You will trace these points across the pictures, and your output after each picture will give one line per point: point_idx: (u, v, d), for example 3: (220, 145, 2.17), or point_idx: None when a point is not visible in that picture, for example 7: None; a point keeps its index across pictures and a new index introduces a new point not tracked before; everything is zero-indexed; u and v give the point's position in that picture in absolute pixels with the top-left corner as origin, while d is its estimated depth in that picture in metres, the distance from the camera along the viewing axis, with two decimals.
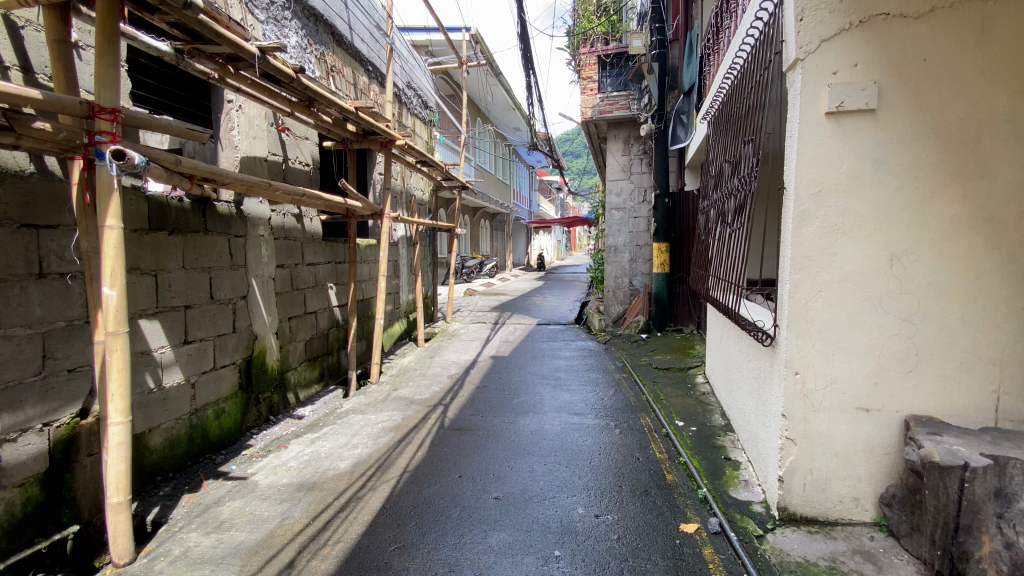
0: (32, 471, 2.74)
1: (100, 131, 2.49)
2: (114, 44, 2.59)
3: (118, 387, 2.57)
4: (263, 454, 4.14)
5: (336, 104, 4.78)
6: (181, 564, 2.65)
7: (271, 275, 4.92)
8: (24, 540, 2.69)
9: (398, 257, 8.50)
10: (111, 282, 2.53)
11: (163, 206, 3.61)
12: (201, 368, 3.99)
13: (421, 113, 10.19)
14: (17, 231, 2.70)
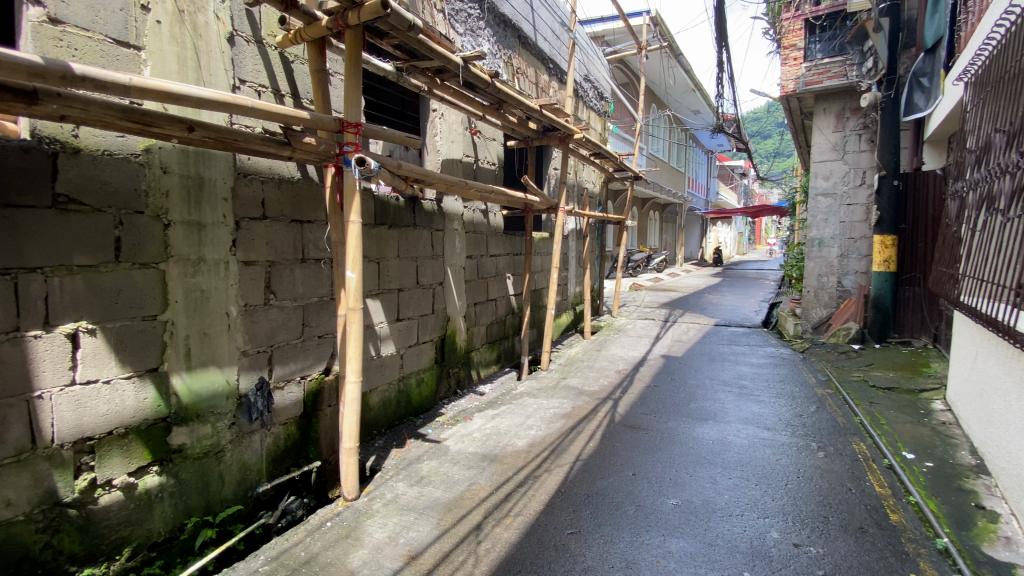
0: (292, 413, 3.52)
1: (347, 143, 3.06)
2: (358, 69, 3.12)
3: (354, 351, 3.14)
4: (452, 422, 4.64)
5: (524, 103, 5.04)
6: (393, 507, 3.13)
7: (462, 264, 5.45)
8: (285, 467, 3.47)
9: (569, 250, 8.66)
10: (353, 267, 3.08)
11: (384, 204, 4.25)
12: (408, 342, 4.62)
13: (597, 105, 10.14)
14: (289, 225, 3.45)
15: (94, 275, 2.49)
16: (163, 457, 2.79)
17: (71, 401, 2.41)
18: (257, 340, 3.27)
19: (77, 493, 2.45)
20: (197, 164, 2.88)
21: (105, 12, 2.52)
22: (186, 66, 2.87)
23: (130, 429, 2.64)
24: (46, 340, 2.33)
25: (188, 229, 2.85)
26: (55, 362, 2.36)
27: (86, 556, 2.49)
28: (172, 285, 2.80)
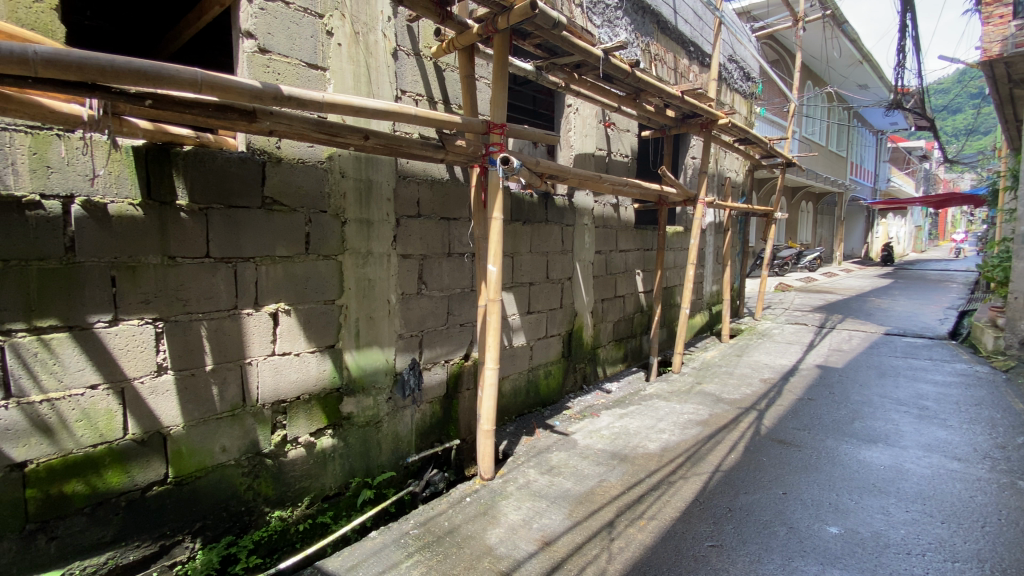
0: (436, 394, 3.84)
1: (493, 143, 3.22)
2: (505, 71, 3.27)
3: (493, 340, 3.30)
4: (580, 417, 4.66)
5: (664, 91, 4.82)
6: (526, 492, 3.26)
7: (592, 260, 5.42)
8: (429, 442, 3.81)
9: (706, 245, 8.11)
10: (494, 261, 3.24)
11: (519, 201, 4.40)
12: (537, 334, 4.74)
13: (742, 87, 9.31)
14: (438, 222, 3.74)
15: (290, 264, 2.94)
16: (336, 422, 3.24)
17: (272, 369, 2.90)
18: (410, 325, 3.61)
19: (273, 445, 2.95)
20: (366, 168, 3.26)
21: (300, 40, 2.96)
22: (360, 81, 3.25)
23: (312, 395, 3.10)
24: (256, 317, 2.82)
25: (359, 226, 3.25)
26: (262, 336, 2.85)
27: (278, 498, 2.98)
28: (346, 274, 3.21)
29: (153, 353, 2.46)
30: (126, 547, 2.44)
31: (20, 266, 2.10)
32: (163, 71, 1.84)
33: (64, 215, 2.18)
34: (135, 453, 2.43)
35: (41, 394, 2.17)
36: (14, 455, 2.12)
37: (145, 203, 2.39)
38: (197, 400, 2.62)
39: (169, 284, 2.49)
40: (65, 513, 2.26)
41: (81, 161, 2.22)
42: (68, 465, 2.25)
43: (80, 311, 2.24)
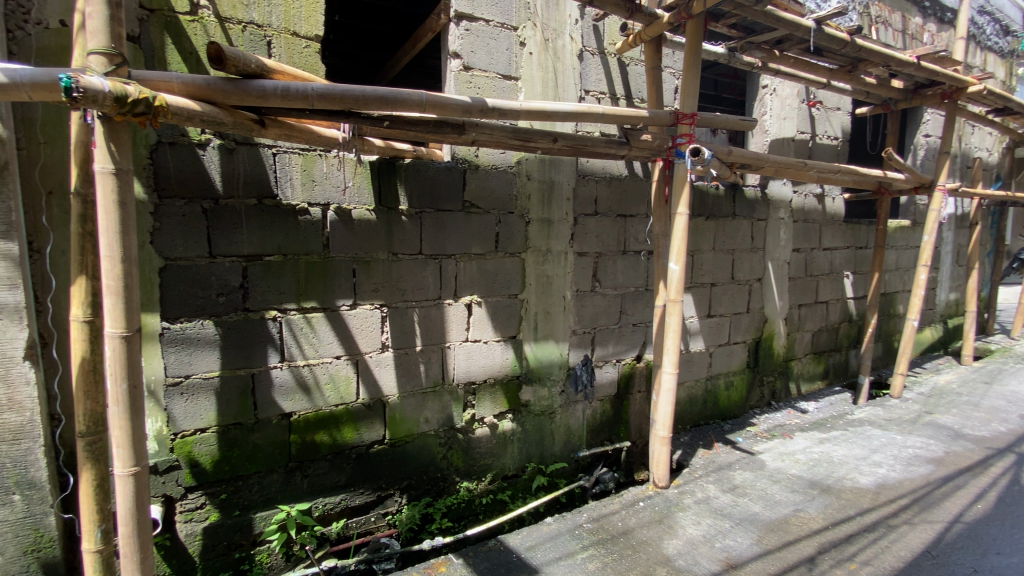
0: (608, 393, 3.84)
1: (681, 134, 3.06)
2: (698, 57, 3.07)
3: (673, 342, 3.14)
4: (768, 436, 4.20)
5: (893, 57, 4.03)
6: (706, 508, 3.07)
7: (787, 259, 4.81)
8: (600, 440, 3.83)
9: (942, 243, 6.58)
10: (677, 259, 3.09)
11: (703, 195, 4.12)
12: (718, 340, 4.40)
13: (1003, 41, 7.30)
14: (616, 219, 3.72)
15: (482, 261, 3.22)
16: (516, 407, 3.46)
17: (465, 353, 3.22)
18: (585, 322, 3.66)
19: (463, 422, 3.27)
20: (551, 169, 3.39)
21: (497, 53, 3.20)
22: (547, 85, 3.39)
23: (497, 380, 3.36)
24: (454, 307, 3.15)
25: (542, 224, 3.40)
26: (457, 323, 3.18)
27: (466, 471, 3.30)
28: (529, 270, 3.40)
29: (377, 333, 2.92)
30: (354, 492, 2.95)
31: (293, 258, 2.65)
32: (398, 96, 2.15)
33: (321, 218, 2.70)
34: (362, 415, 2.92)
35: (303, 360, 2.72)
36: (285, 406, 2.70)
37: (376, 208, 2.84)
38: (407, 375, 3.04)
39: (391, 276, 2.92)
40: (315, 457, 2.81)
41: (334, 174, 2.71)
42: (318, 418, 2.79)
43: (330, 296, 2.76)
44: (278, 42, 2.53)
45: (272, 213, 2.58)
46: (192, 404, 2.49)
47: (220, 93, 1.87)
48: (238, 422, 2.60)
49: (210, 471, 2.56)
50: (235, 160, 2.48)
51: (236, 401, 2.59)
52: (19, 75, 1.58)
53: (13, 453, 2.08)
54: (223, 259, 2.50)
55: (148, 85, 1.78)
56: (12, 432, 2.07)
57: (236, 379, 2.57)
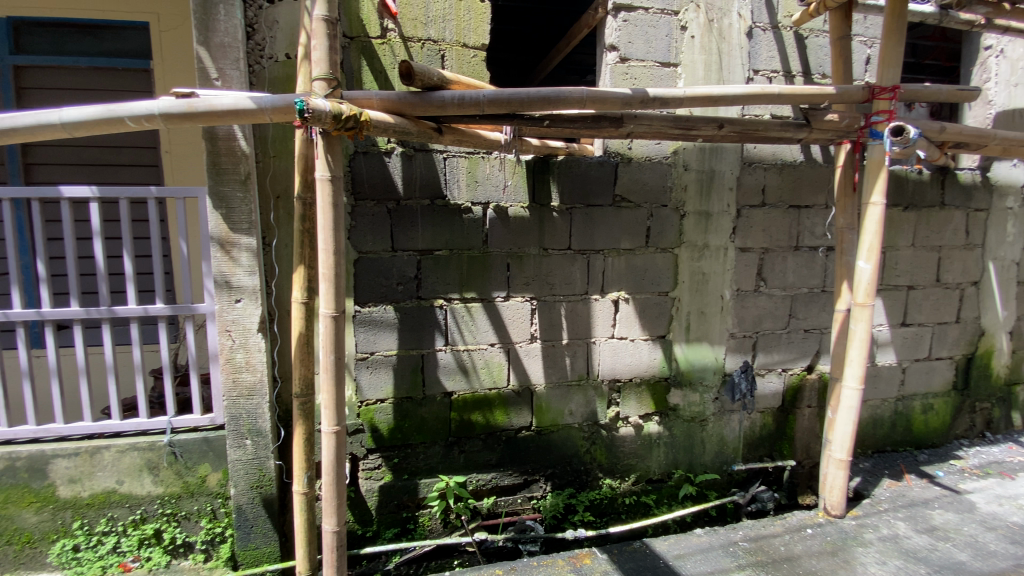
0: (770, 404, 3.50)
1: (877, 112, 2.64)
2: (903, 19, 2.61)
3: (858, 353, 2.73)
4: (981, 474, 3.46)
5: None
6: (893, 547, 2.65)
7: (1017, 259, 3.87)
8: (758, 455, 3.53)
9: None
10: (868, 256, 2.68)
11: (901, 181, 3.51)
12: (914, 354, 3.73)
13: None
14: (787, 211, 3.35)
15: (633, 256, 3.15)
16: (664, 410, 3.34)
17: (611, 350, 3.19)
18: (746, 325, 3.37)
19: (608, 419, 3.25)
20: (711, 159, 3.18)
21: (656, 40, 3.08)
22: (710, 69, 3.18)
23: (644, 380, 3.28)
24: (602, 302, 3.14)
25: (700, 218, 3.21)
26: (606, 319, 3.16)
27: (609, 468, 3.29)
28: (682, 267, 3.24)
29: (527, 324, 3.04)
30: (504, 473, 3.12)
31: (457, 252, 2.89)
32: (561, 94, 2.20)
33: (483, 216, 2.90)
34: (513, 401, 3.08)
35: (463, 345, 2.96)
36: (447, 385, 2.96)
37: (530, 205, 2.95)
38: (555, 367, 3.12)
39: (543, 270, 3.02)
40: (471, 435, 3.04)
41: (494, 175, 2.88)
42: (474, 400, 3.02)
43: (488, 287, 2.95)
44: (451, 54, 2.76)
45: (441, 211, 2.84)
46: (375, 376, 2.86)
47: (408, 106, 2.12)
48: (409, 396, 2.92)
49: (386, 436, 2.91)
50: (413, 166, 2.78)
51: (408, 376, 2.91)
52: (265, 102, 1.96)
53: (248, 405, 2.58)
54: (402, 252, 2.82)
55: (354, 102, 2.07)
56: (249, 388, 2.58)
57: (409, 358, 2.89)
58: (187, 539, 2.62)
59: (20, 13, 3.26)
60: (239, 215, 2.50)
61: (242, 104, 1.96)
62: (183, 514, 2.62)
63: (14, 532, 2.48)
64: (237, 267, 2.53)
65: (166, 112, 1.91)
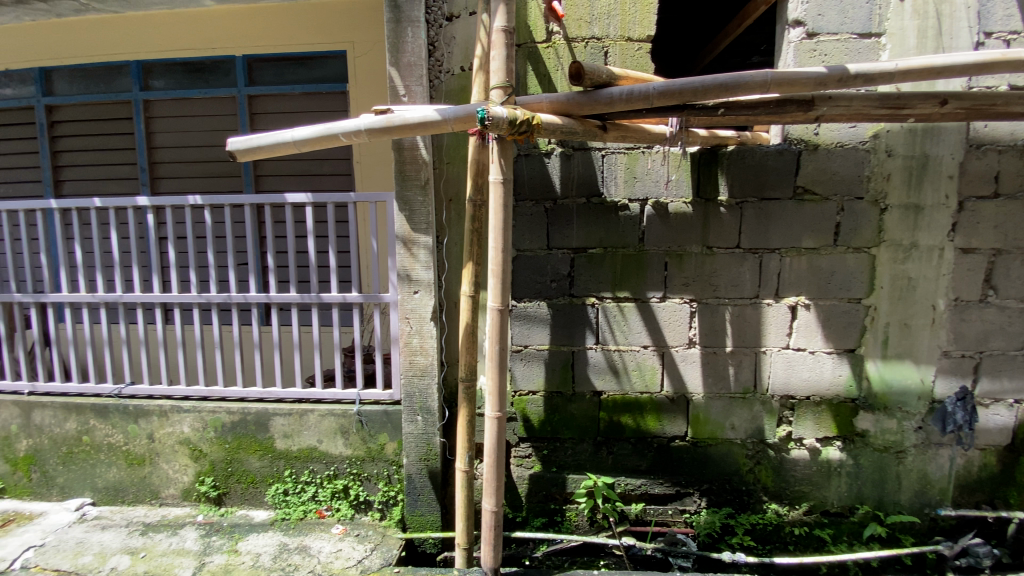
0: (996, 441, 2.84)
1: None
2: None
3: None
4: None
5: None
6: None
7: None
8: (974, 501, 2.90)
9: None
10: None
11: None
12: None
13: None
14: None
15: (815, 257, 2.79)
16: (848, 435, 2.91)
17: (784, 362, 2.87)
18: (964, 342, 2.78)
19: (776, 438, 2.94)
20: (922, 142, 2.67)
21: (852, 10, 2.69)
22: (925, 38, 2.68)
23: (824, 399, 2.89)
24: (774, 308, 2.83)
25: (904, 213, 2.73)
26: (778, 327, 2.85)
27: (774, 491, 2.97)
28: (880, 270, 2.77)
29: (686, 327, 2.88)
30: (654, 481, 3.01)
31: (612, 251, 2.85)
32: (739, 81, 2.03)
33: (641, 213, 2.81)
34: (667, 407, 2.95)
35: (615, 345, 2.92)
36: (597, 384, 2.95)
37: (694, 201, 2.79)
38: (715, 376, 2.91)
39: (704, 270, 2.83)
40: (620, 437, 2.99)
41: (655, 170, 2.77)
42: (625, 401, 2.96)
43: (643, 287, 2.86)
44: (615, 50, 2.73)
45: (599, 209, 2.82)
46: (528, 369, 2.96)
47: (576, 106, 2.15)
48: (559, 391, 2.97)
49: (536, 428, 3.00)
50: (572, 165, 2.80)
51: (559, 371, 2.95)
52: (449, 114, 2.17)
53: (420, 384, 2.86)
54: (557, 250, 2.87)
55: (525, 106, 2.17)
56: (422, 369, 2.86)
57: (560, 353, 2.94)
58: (368, 497, 2.94)
59: (257, 53, 4.03)
60: (419, 217, 2.79)
61: (430, 117, 2.18)
62: (365, 475, 2.94)
63: (243, 473, 2.95)
64: (416, 262, 2.82)
65: (369, 128, 2.21)
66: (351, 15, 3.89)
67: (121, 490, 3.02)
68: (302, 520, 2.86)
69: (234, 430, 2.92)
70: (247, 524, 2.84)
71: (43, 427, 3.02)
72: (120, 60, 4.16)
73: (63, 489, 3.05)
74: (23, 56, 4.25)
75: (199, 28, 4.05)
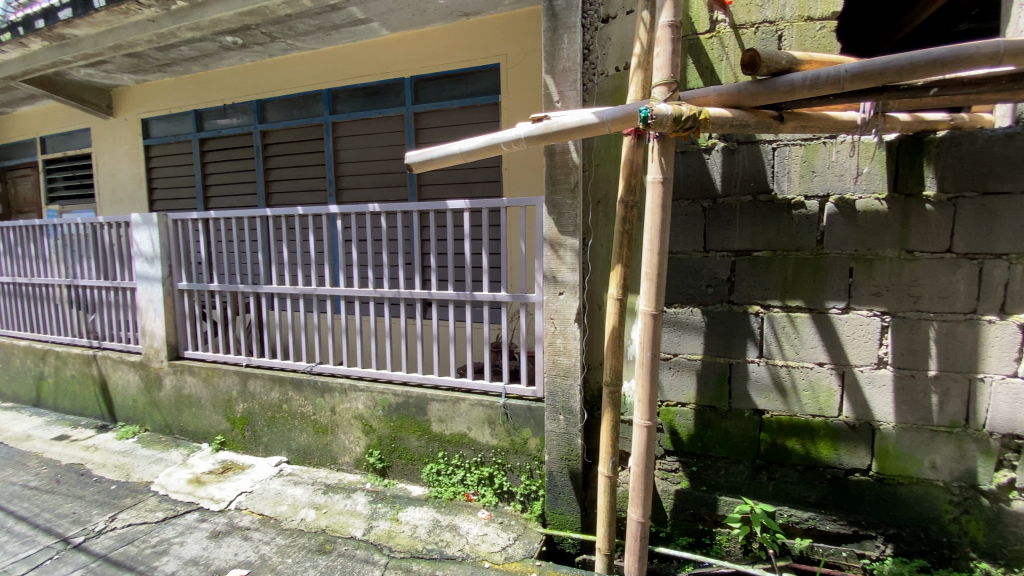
0: None
1: None
2: None
3: None
4: None
5: None
6: None
7: None
8: None
9: None
10: None
11: None
12: None
13: None
14: None
15: None
16: None
17: (1012, 393, 2.33)
18: None
19: (997, 486, 2.40)
20: None
21: None
22: None
23: None
24: (999, 326, 2.32)
25: None
26: (1004, 350, 2.33)
27: (990, 551, 2.43)
28: None
29: (873, 345, 2.49)
30: (824, 517, 2.66)
31: (781, 254, 2.59)
32: (963, 54, 1.69)
33: (819, 212, 2.51)
34: (844, 435, 2.58)
35: (782, 360, 2.64)
36: (757, 402, 2.70)
37: (890, 197, 2.41)
38: (912, 404, 2.47)
39: (903, 279, 2.43)
40: (784, 463, 2.69)
41: (840, 163, 2.45)
42: (792, 424, 2.66)
43: (820, 296, 2.55)
44: (790, 32, 2.48)
45: (767, 208, 2.59)
46: (677, 379, 2.82)
47: (748, 97, 2.01)
48: (712, 405, 2.78)
49: (685, 442, 2.85)
50: (735, 161, 2.60)
51: (713, 385, 2.76)
52: (606, 114, 2.15)
53: (563, 384, 2.82)
54: (715, 253, 2.70)
55: (690, 101, 2.12)
56: (565, 370, 2.82)
57: (715, 365, 2.75)
58: (511, 488, 3.05)
59: (422, 73, 4.45)
60: (566, 219, 2.76)
61: (587, 120, 2.19)
62: (509, 466, 3.05)
63: (404, 450, 3.27)
64: (562, 264, 2.79)
65: (529, 136, 2.30)
66: (505, 29, 4.10)
67: (308, 453, 3.54)
68: (452, 501, 3.08)
69: (398, 410, 3.25)
70: (406, 497, 3.14)
71: (254, 394, 3.67)
72: (315, 89, 4.90)
73: (267, 446, 3.67)
74: (247, 93, 5.24)
75: (376, 56, 4.60)
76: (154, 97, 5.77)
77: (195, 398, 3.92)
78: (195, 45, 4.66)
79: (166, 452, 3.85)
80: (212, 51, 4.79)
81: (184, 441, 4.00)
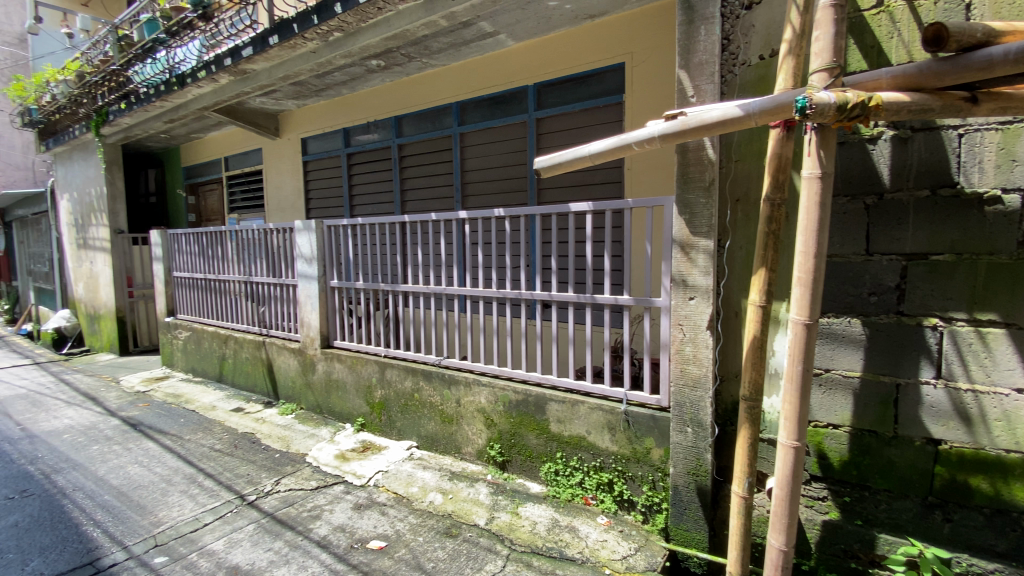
0: None
1: None
2: None
3: None
4: None
5: None
6: None
7: None
8: None
9: None
10: None
11: None
12: None
13: None
14: None
15: None
16: None
17: None
18: None
19: None
20: None
21: None
22: None
23: None
24: None
25: None
26: None
27: None
28: None
29: None
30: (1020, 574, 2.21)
31: (969, 259, 2.21)
32: None
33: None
34: None
35: (968, 383, 2.24)
36: (933, 430, 2.32)
37: None
38: None
39: None
40: (967, 504, 2.28)
41: None
42: (979, 459, 2.24)
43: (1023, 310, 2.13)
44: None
45: (949, 205, 2.23)
46: (829, 399, 2.55)
47: (932, 77, 1.78)
48: (873, 431, 2.45)
49: (838, 469, 2.55)
50: (908, 152, 2.29)
51: (875, 407, 2.44)
52: (753, 106, 2.01)
53: (693, 395, 2.67)
54: (879, 257, 2.39)
55: (857, 87, 1.91)
56: (694, 380, 2.67)
57: (878, 385, 2.42)
58: (632, 497, 2.94)
59: (545, 79, 4.55)
60: (700, 219, 2.62)
61: (730, 114, 2.07)
62: (630, 474, 2.95)
63: (523, 447, 3.34)
64: (694, 267, 2.65)
65: (663, 133, 2.25)
66: (632, 28, 4.04)
67: (435, 440, 3.78)
68: (570, 502, 3.09)
69: (518, 408, 3.33)
70: (525, 492, 3.22)
71: (391, 381, 4.01)
72: (446, 102, 5.26)
73: (400, 430, 3.99)
74: (386, 110, 5.78)
75: (502, 66, 4.80)
76: (312, 118, 6.61)
77: (341, 382, 4.39)
78: (346, 70, 5.25)
79: (317, 428, 4.36)
80: (359, 74, 5.35)
81: (332, 420, 4.51)
